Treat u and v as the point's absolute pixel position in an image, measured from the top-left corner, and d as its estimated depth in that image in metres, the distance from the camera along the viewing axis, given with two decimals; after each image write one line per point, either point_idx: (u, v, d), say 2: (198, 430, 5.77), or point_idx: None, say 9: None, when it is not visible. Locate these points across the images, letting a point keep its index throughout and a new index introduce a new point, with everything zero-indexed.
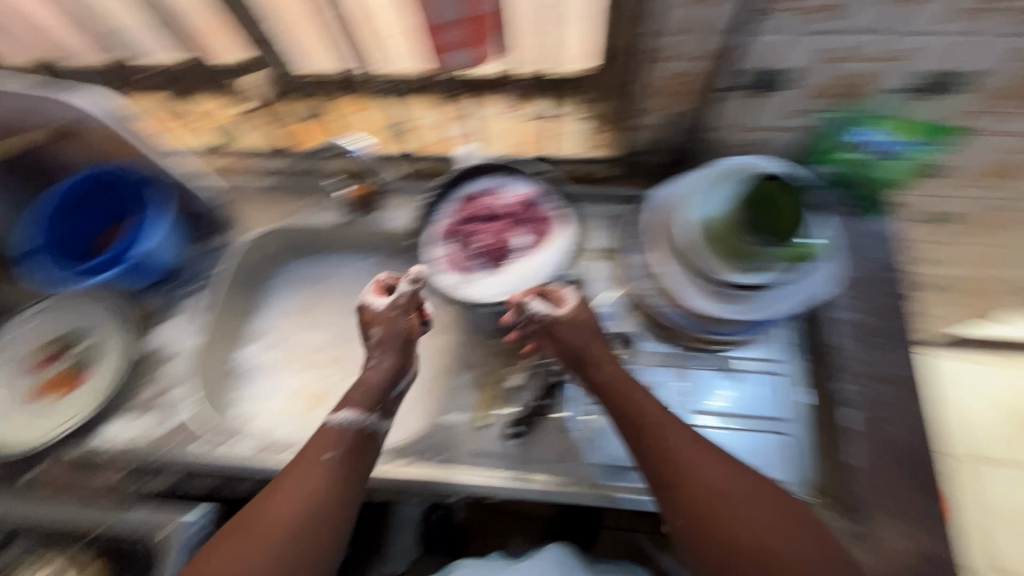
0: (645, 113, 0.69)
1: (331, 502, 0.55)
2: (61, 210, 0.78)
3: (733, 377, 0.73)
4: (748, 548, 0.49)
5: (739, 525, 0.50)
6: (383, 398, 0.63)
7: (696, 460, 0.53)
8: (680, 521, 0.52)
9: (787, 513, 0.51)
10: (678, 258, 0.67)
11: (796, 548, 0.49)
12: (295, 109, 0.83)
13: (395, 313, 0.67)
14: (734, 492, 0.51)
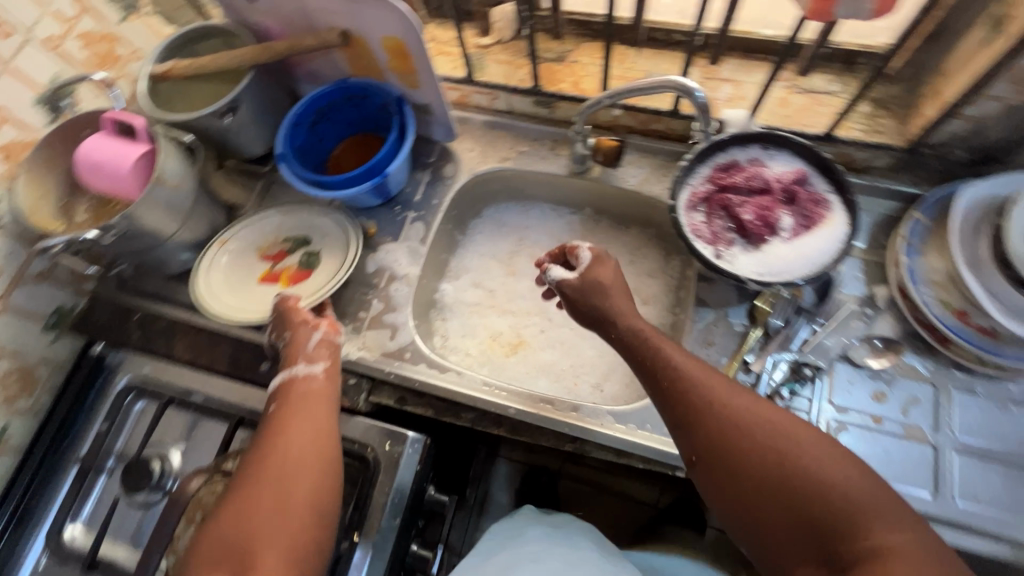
0: (977, 100, 0.62)
1: (311, 430, 0.60)
2: (308, 120, 0.81)
3: (1006, 409, 0.66)
4: (774, 471, 0.49)
5: (760, 456, 0.50)
6: (307, 351, 0.68)
7: (722, 398, 0.54)
8: (699, 460, 0.53)
9: (815, 440, 0.50)
10: (992, 267, 0.61)
11: (838, 472, 0.48)
12: (548, 48, 0.83)
13: (281, 312, 0.72)
14: (744, 429, 0.52)
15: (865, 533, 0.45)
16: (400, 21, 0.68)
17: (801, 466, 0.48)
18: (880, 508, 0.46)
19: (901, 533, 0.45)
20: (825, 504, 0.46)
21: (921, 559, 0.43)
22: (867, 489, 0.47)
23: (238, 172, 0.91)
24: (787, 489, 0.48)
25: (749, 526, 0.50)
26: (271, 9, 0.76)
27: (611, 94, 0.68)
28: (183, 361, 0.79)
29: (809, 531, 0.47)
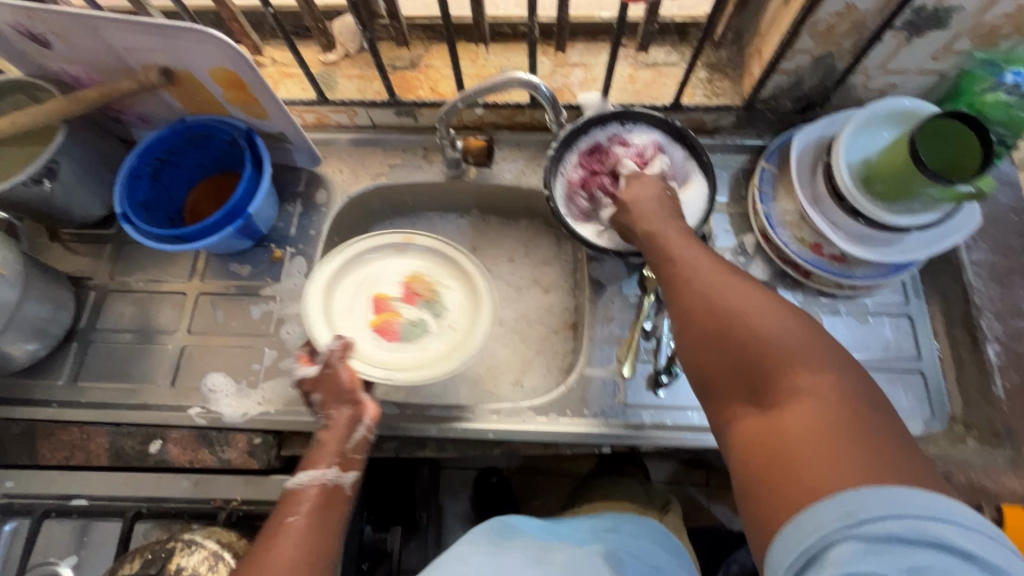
0: (790, 56, 0.68)
1: (309, 548, 0.52)
2: (147, 170, 0.73)
3: (866, 321, 0.74)
4: (721, 318, 0.48)
5: (718, 310, 0.49)
6: (343, 452, 0.60)
7: (689, 261, 0.54)
8: (670, 318, 0.53)
9: (772, 299, 0.48)
10: (828, 203, 0.68)
11: (779, 326, 0.46)
12: (398, 55, 0.81)
13: (332, 370, 0.62)
14: (709, 282, 0.51)
15: (788, 374, 0.44)
16: (224, 52, 0.62)
17: (755, 322, 0.47)
18: (825, 363, 0.44)
19: (820, 376, 0.43)
20: (770, 354, 0.45)
21: (834, 399, 0.41)
22: (816, 353, 0.44)
23: (79, 240, 0.81)
24: (738, 337, 0.47)
25: (695, 369, 0.50)
26: (71, 55, 0.67)
27: (464, 93, 0.67)
28: (55, 466, 0.71)
29: (750, 379, 0.46)
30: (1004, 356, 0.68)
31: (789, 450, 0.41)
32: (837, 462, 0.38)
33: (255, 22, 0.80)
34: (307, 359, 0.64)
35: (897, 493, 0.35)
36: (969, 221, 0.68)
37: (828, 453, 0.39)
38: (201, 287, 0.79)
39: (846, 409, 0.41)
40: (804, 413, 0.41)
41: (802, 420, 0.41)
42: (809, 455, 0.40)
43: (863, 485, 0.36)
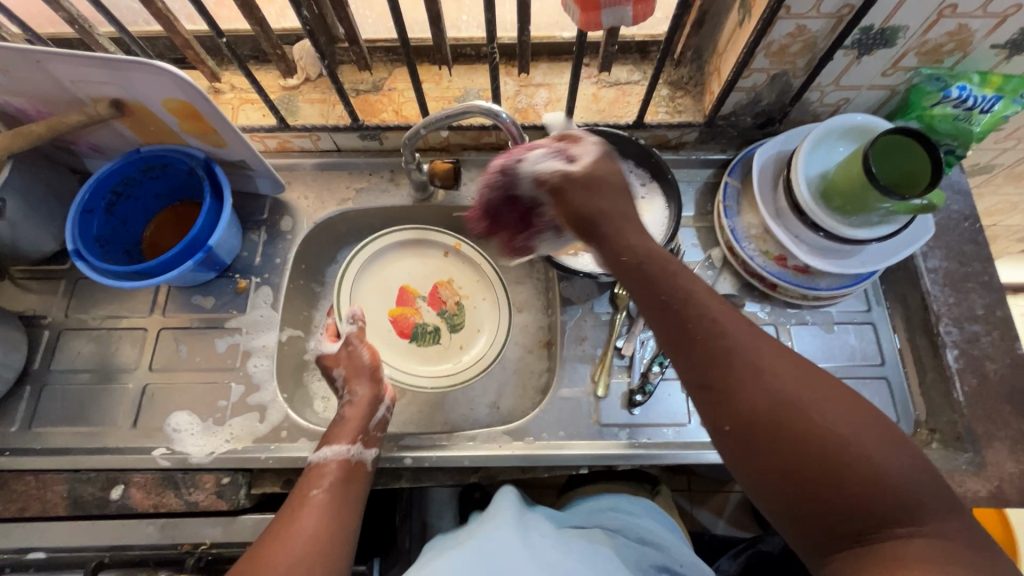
0: (747, 75, 0.69)
1: (331, 517, 0.55)
2: (101, 205, 0.71)
3: (832, 330, 0.75)
4: (818, 449, 0.40)
5: (794, 425, 0.41)
6: (364, 429, 0.64)
7: (766, 364, 0.43)
8: (731, 428, 0.43)
9: (867, 417, 0.42)
10: (789, 217, 0.70)
11: (886, 458, 0.40)
12: (360, 79, 0.80)
13: (352, 348, 0.70)
14: (794, 397, 0.42)
15: (905, 521, 0.39)
16: (176, 83, 0.61)
17: (838, 434, 0.41)
18: (938, 504, 0.40)
19: (944, 526, 0.39)
20: (859, 471, 0.40)
21: (957, 551, 0.38)
22: (905, 464, 0.40)
23: (30, 277, 0.77)
24: (826, 458, 0.40)
25: (772, 491, 0.42)
26: (13, 89, 0.64)
27: (428, 118, 0.67)
28: (8, 518, 0.67)
29: (839, 504, 0.40)
30: (962, 360, 0.70)
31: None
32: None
33: (209, 47, 0.77)
34: (333, 336, 0.75)
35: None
36: (924, 231, 0.70)
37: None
38: (163, 321, 0.76)
39: (964, 559, 0.38)
40: (928, 573, 0.37)
41: (911, 552, 0.38)
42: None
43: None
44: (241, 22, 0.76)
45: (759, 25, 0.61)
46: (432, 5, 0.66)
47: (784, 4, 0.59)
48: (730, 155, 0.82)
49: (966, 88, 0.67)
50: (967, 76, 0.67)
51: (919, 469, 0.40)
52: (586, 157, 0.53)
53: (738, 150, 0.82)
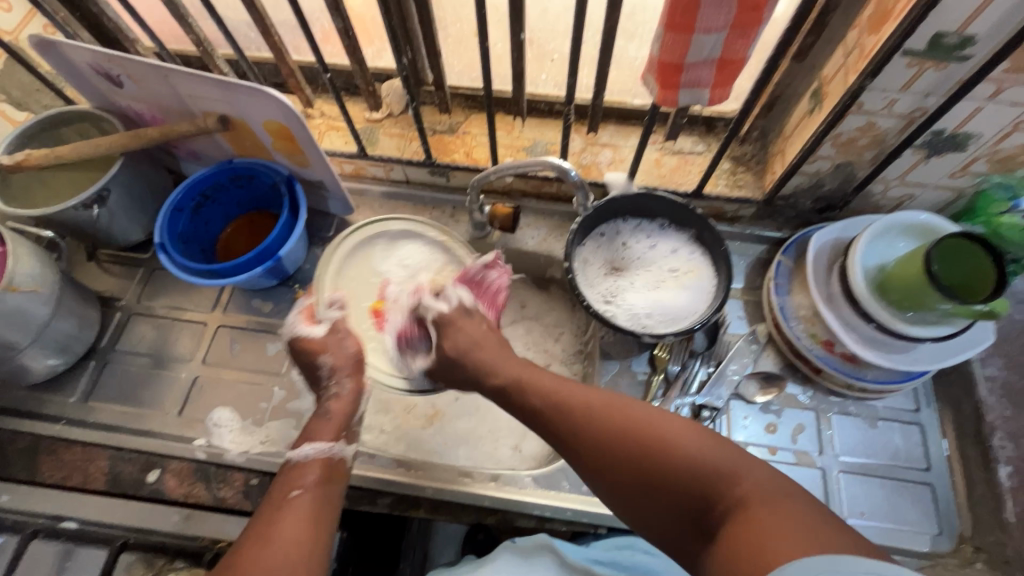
0: (812, 161, 0.71)
1: (310, 519, 0.55)
2: (190, 205, 0.77)
3: (876, 425, 0.73)
4: (642, 456, 0.50)
5: (624, 442, 0.51)
6: (345, 425, 0.65)
7: (589, 407, 0.55)
8: (593, 473, 0.52)
9: (676, 424, 0.51)
10: (842, 304, 0.69)
11: (689, 446, 0.48)
12: (438, 120, 0.85)
13: (340, 337, 0.70)
14: (614, 419, 0.53)
15: (721, 488, 0.45)
16: (279, 108, 0.67)
17: (659, 437, 0.50)
18: (742, 467, 0.46)
19: (748, 484, 0.45)
20: (679, 464, 0.48)
21: (773, 500, 0.43)
22: (716, 451, 0.48)
23: (114, 261, 0.84)
24: (649, 464, 0.49)
25: (637, 511, 0.50)
26: (139, 95, 0.72)
27: (499, 166, 0.71)
28: (50, 484, 0.71)
29: (677, 496, 0.47)
30: (1016, 479, 0.67)
31: (748, 544, 0.41)
32: (786, 544, 0.39)
33: (309, 77, 0.85)
34: (309, 318, 0.72)
35: (847, 563, 0.36)
36: (982, 337, 0.69)
37: (785, 535, 0.39)
38: (222, 319, 0.81)
39: (784, 504, 0.42)
40: (756, 522, 0.41)
41: (748, 512, 0.43)
42: (770, 545, 0.40)
43: (843, 559, 0.36)
44: (341, 58, 0.83)
45: (830, 117, 0.63)
46: (517, 63, 0.71)
47: (857, 101, 0.60)
48: (785, 234, 0.83)
49: None
50: None
51: (725, 452, 0.47)
52: (449, 310, 0.69)
53: (794, 230, 0.82)
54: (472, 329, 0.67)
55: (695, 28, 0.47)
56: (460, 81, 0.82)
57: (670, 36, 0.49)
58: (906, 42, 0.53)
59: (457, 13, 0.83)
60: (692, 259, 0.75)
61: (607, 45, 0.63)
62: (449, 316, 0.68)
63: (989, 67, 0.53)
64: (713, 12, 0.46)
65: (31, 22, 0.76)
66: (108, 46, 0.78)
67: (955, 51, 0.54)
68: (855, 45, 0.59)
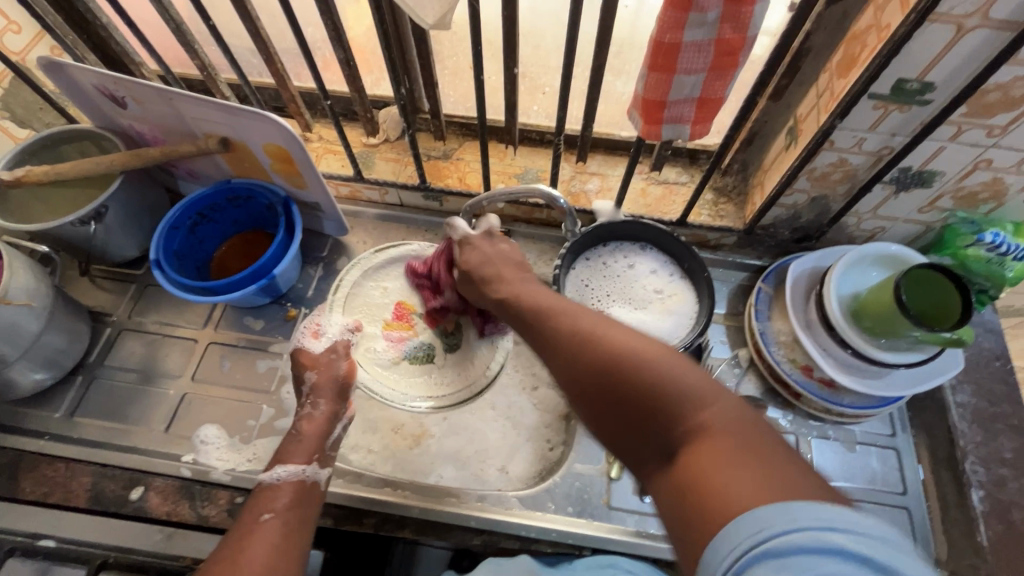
0: (789, 194, 0.74)
1: (281, 537, 0.55)
2: (186, 223, 0.78)
3: (854, 449, 0.75)
4: (610, 369, 0.45)
5: (593, 357, 0.46)
6: (320, 448, 0.66)
7: (566, 322, 0.51)
8: (565, 380, 0.49)
9: (646, 340, 0.46)
10: (821, 330, 0.72)
11: (658, 364, 0.43)
12: (433, 146, 0.88)
13: (333, 357, 0.74)
14: (592, 330, 0.48)
15: (684, 411, 0.41)
16: (281, 132, 0.69)
17: (626, 353, 0.45)
18: (706, 393, 0.42)
19: (713, 412, 0.40)
20: (650, 381, 0.43)
21: (736, 435, 0.38)
22: (688, 376, 0.42)
23: (107, 277, 0.85)
24: (617, 385, 0.44)
25: (602, 422, 0.46)
26: (141, 116, 0.74)
27: (491, 193, 0.73)
28: (30, 501, 0.70)
29: (642, 415, 0.43)
30: (988, 503, 0.68)
31: (709, 479, 0.37)
32: (744, 486, 0.35)
33: (309, 102, 0.87)
34: (315, 336, 0.78)
35: (802, 513, 0.32)
36: (951, 364, 0.72)
37: (740, 477, 0.36)
38: (213, 336, 0.82)
39: (746, 445, 0.38)
40: (711, 456, 0.38)
41: (706, 448, 0.38)
42: (727, 485, 0.36)
43: (798, 507, 0.32)
44: (341, 85, 0.86)
45: (805, 152, 0.66)
46: (511, 95, 0.75)
47: (829, 139, 0.64)
48: (765, 262, 0.86)
49: (999, 235, 0.69)
50: (1001, 223, 0.71)
51: (695, 379, 0.43)
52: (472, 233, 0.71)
53: (774, 259, 0.86)
54: (491, 245, 0.68)
55: (676, 69, 0.51)
56: (455, 111, 0.85)
57: (653, 76, 0.52)
58: (872, 85, 0.57)
59: (454, 46, 0.84)
60: (674, 281, 0.78)
61: (595, 79, 0.67)
62: (471, 239, 0.70)
63: (948, 111, 0.57)
64: (693, 55, 0.49)
65: (39, 44, 0.78)
66: (113, 68, 0.80)
67: (916, 96, 0.58)
68: (827, 87, 0.63)
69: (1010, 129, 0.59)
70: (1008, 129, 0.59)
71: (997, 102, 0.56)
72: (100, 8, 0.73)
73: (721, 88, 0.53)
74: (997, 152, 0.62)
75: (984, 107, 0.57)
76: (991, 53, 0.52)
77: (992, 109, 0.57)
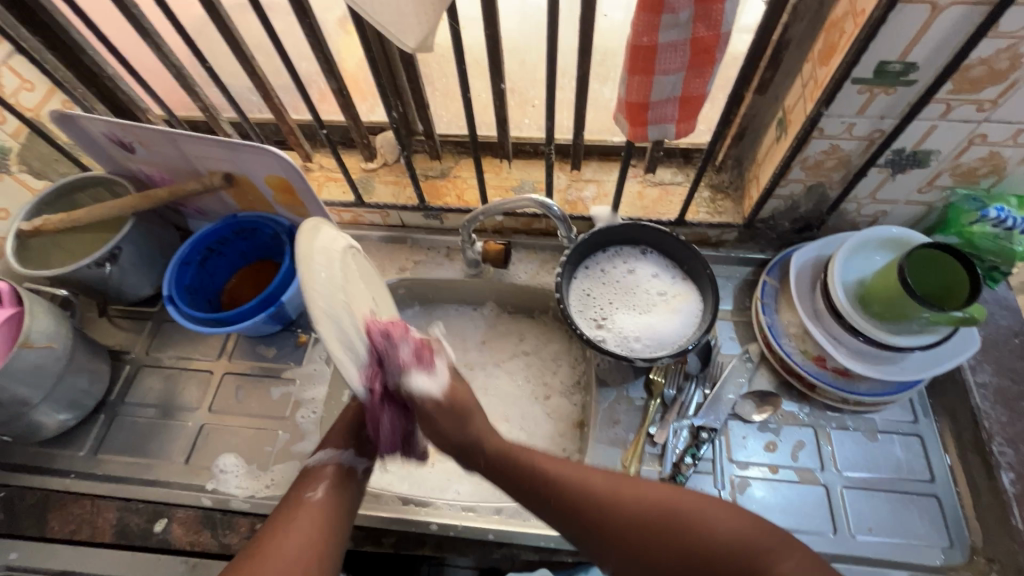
0: (784, 185, 0.74)
1: (319, 521, 0.56)
2: (196, 258, 0.81)
3: (876, 438, 0.73)
4: (675, 543, 0.50)
5: (648, 531, 0.50)
6: (355, 432, 0.64)
7: (603, 498, 0.52)
8: (619, 557, 0.51)
9: (690, 499, 0.52)
10: (828, 320, 0.71)
11: (716, 527, 0.50)
12: (429, 166, 0.90)
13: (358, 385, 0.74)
14: (625, 494, 0.52)
15: (762, 570, 0.48)
16: (280, 164, 0.71)
17: (680, 525, 0.50)
18: (769, 548, 0.49)
19: (789, 563, 0.47)
20: (717, 552, 0.49)
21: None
22: (740, 524, 0.50)
23: (124, 316, 0.88)
24: (683, 552, 0.49)
25: None
26: (149, 158, 0.78)
27: (488, 206, 0.74)
28: (58, 540, 0.71)
29: None
30: (1019, 484, 0.66)
31: None
32: None
33: (307, 133, 0.90)
34: None
35: None
36: (969, 342, 0.70)
37: None
38: (227, 366, 0.83)
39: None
40: None
41: None
42: None
43: None
44: (337, 115, 0.88)
45: (794, 142, 0.66)
46: (501, 110, 0.76)
47: (817, 127, 0.64)
48: (769, 255, 0.85)
49: (1003, 209, 0.68)
50: (1004, 197, 0.70)
51: (747, 530, 0.50)
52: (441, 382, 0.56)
53: (777, 251, 0.85)
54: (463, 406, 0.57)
55: (654, 71, 0.52)
56: (448, 131, 0.88)
57: (632, 78, 0.53)
58: (854, 70, 0.57)
59: (442, 67, 0.87)
60: (677, 283, 0.78)
61: (581, 88, 0.68)
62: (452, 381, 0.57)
63: (934, 89, 0.57)
64: (670, 56, 0.50)
65: (51, 99, 0.82)
66: (120, 116, 0.84)
67: (900, 77, 0.58)
68: (810, 76, 0.64)
69: (1000, 102, 0.59)
70: (999, 103, 0.59)
71: (983, 77, 0.56)
72: (104, 61, 0.77)
73: (702, 85, 0.53)
74: (991, 126, 0.61)
75: (970, 83, 0.57)
76: (969, 29, 0.53)
77: (980, 83, 0.57)
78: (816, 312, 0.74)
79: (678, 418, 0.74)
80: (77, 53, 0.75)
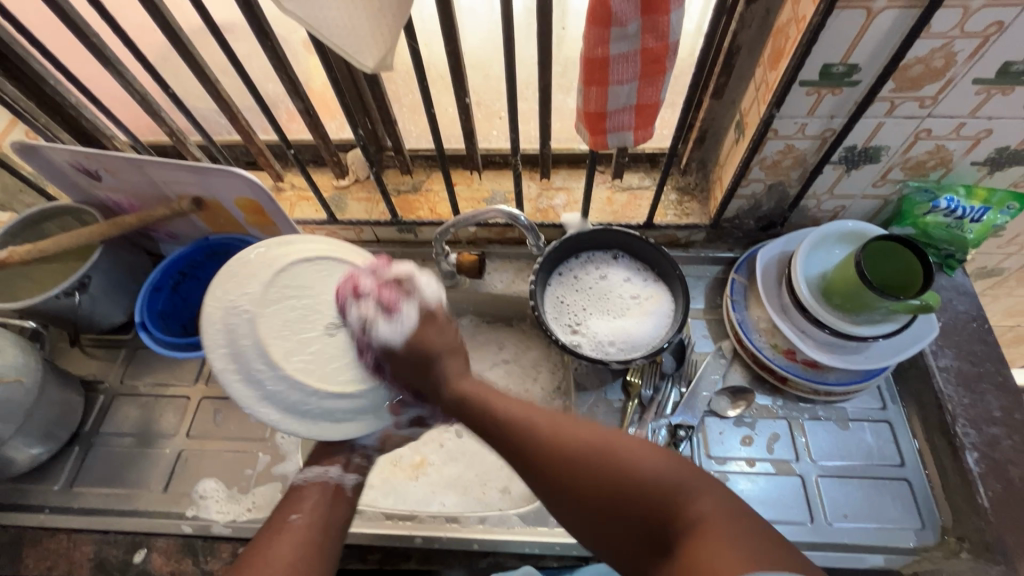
0: (745, 184, 0.76)
1: (305, 541, 0.55)
2: (169, 283, 0.81)
3: (847, 427, 0.75)
4: (596, 475, 0.48)
5: (571, 467, 0.49)
6: (348, 453, 0.65)
7: (534, 436, 0.52)
8: (546, 491, 0.51)
9: (619, 438, 0.50)
10: (794, 314, 0.73)
11: (639, 464, 0.48)
12: (401, 180, 0.91)
13: None
14: (558, 430, 0.52)
15: (677, 505, 0.45)
16: (249, 186, 0.72)
17: (600, 456, 0.49)
18: (687, 484, 0.46)
19: (704, 502, 0.45)
20: (632, 482, 0.47)
21: (726, 531, 0.42)
22: (662, 466, 0.47)
23: (98, 345, 0.86)
24: (598, 482, 0.48)
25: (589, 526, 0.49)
26: (116, 185, 0.77)
27: (458, 218, 0.75)
28: None
29: (629, 514, 0.47)
30: (984, 464, 0.68)
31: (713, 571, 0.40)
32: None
33: (277, 153, 0.90)
34: None
35: None
36: (929, 329, 0.73)
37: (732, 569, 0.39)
38: (205, 391, 0.83)
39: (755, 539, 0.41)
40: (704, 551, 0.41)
41: (702, 541, 0.42)
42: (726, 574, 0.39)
43: None
44: (306, 134, 0.89)
45: (751, 143, 0.69)
46: (467, 123, 0.77)
47: (772, 128, 0.67)
48: (737, 254, 0.88)
49: (953, 200, 0.72)
50: (953, 188, 0.73)
51: (668, 468, 0.47)
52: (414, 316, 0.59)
53: (745, 249, 0.87)
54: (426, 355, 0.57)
55: (609, 81, 0.53)
56: (417, 145, 0.89)
57: (588, 88, 0.55)
58: (801, 73, 0.60)
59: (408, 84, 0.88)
60: (648, 285, 0.80)
61: (543, 99, 0.70)
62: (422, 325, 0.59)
63: (877, 88, 0.59)
64: (622, 66, 0.52)
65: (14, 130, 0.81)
66: (86, 144, 0.83)
67: (845, 78, 0.60)
68: (762, 80, 0.66)
69: (940, 98, 0.61)
70: (939, 99, 0.61)
71: (922, 75, 0.59)
72: (67, 90, 0.77)
73: (656, 92, 0.55)
74: (934, 121, 0.64)
75: (911, 81, 0.60)
76: (905, 30, 0.55)
77: (920, 81, 0.60)
78: (781, 307, 0.76)
79: (656, 418, 0.75)
80: (39, 83, 0.74)
